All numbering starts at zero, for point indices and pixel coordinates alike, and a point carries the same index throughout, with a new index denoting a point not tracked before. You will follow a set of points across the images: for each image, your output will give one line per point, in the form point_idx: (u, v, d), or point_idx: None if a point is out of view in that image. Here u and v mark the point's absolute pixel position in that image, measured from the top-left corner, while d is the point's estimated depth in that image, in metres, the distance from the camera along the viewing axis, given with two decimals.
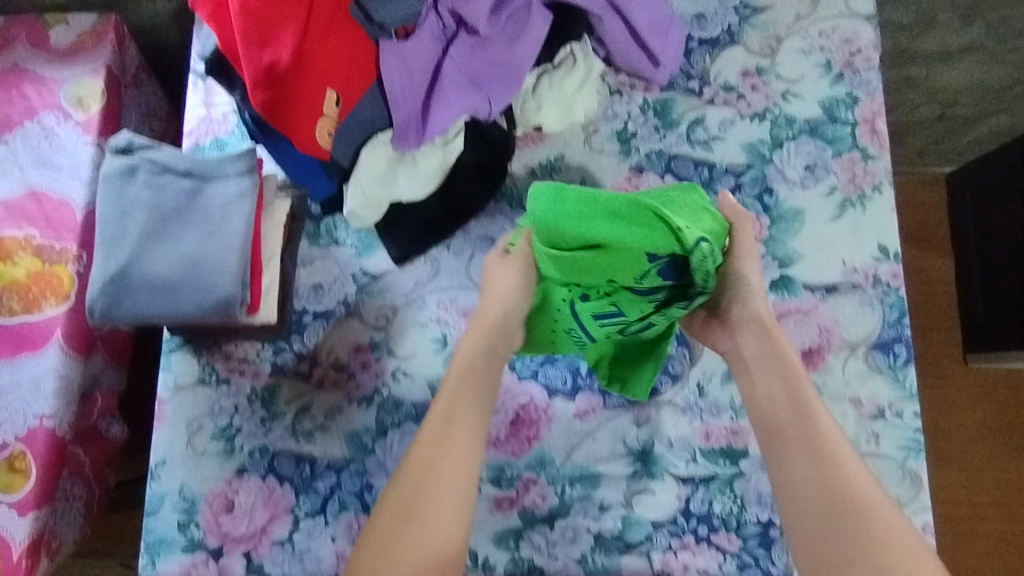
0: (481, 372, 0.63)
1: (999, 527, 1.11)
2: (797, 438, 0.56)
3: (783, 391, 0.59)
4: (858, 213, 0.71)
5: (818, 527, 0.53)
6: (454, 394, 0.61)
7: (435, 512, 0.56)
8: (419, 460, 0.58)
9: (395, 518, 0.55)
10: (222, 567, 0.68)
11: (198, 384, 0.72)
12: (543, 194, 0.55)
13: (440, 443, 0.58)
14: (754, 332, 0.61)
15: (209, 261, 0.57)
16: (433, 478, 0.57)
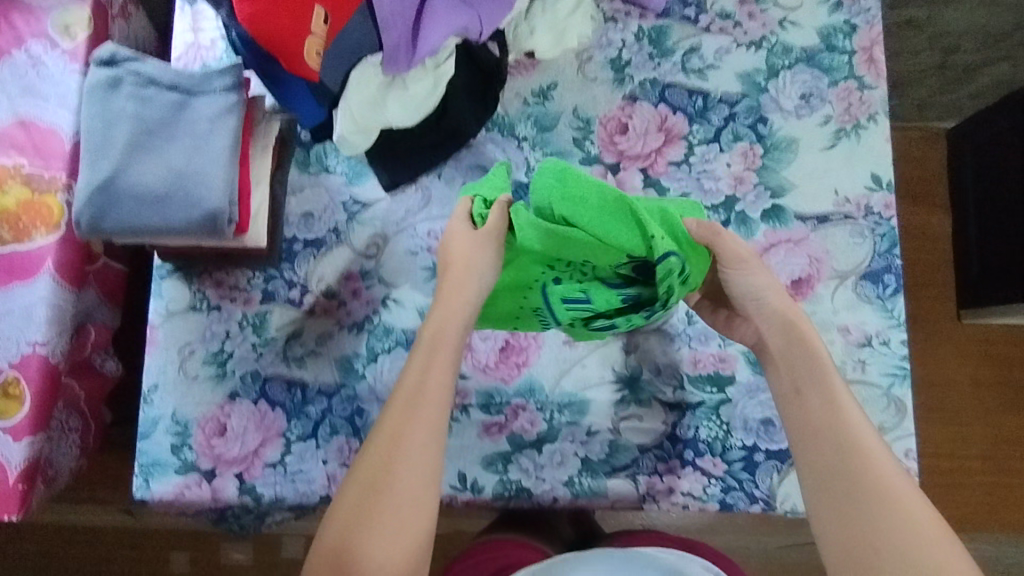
0: (454, 329, 0.59)
1: (985, 478, 1.12)
2: (825, 422, 0.55)
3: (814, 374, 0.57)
4: (853, 143, 0.71)
5: (831, 510, 0.52)
6: (428, 355, 0.58)
7: (401, 484, 0.54)
8: (389, 429, 0.56)
9: (369, 483, 0.54)
10: (215, 488, 0.69)
11: (189, 310, 0.72)
12: (550, 169, 0.56)
13: (411, 402, 0.56)
14: (778, 323, 0.59)
15: (194, 173, 0.57)
16: (404, 442, 0.55)
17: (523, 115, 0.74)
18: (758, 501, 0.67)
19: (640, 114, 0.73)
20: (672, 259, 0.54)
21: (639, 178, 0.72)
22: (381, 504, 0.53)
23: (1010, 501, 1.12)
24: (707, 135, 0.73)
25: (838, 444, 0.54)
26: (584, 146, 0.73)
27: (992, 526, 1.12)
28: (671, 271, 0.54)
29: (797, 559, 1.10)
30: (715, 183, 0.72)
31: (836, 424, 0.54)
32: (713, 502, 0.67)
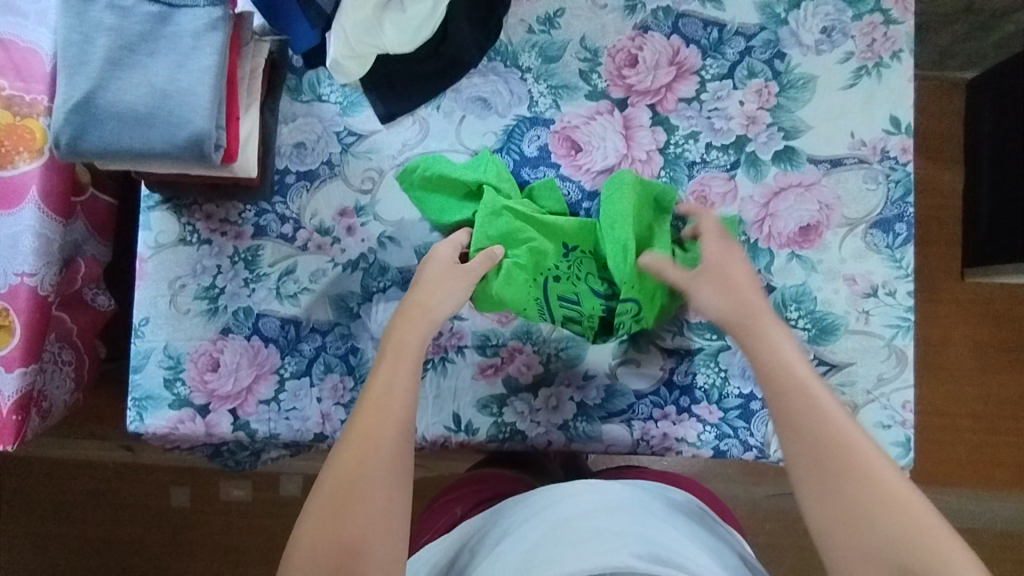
0: (418, 339, 0.60)
1: (975, 434, 1.13)
2: (806, 428, 0.52)
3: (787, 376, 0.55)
4: (873, 83, 0.68)
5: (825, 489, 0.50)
6: (394, 359, 0.59)
7: (376, 475, 0.53)
8: (364, 420, 0.55)
9: (339, 493, 0.52)
10: (210, 423, 0.68)
11: (179, 243, 0.70)
12: (617, 183, 0.63)
13: (378, 402, 0.57)
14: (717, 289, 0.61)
15: (179, 93, 0.54)
16: (376, 434, 0.55)
17: (527, 44, 0.70)
18: (752, 448, 0.66)
19: (651, 47, 0.69)
20: (631, 305, 0.62)
21: (647, 115, 0.69)
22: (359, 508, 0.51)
23: (998, 459, 1.13)
24: (722, 71, 0.69)
25: (821, 453, 0.51)
26: (590, 79, 0.69)
27: (978, 482, 1.13)
28: (625, 312, 0.62)
29: (783, 507, 1.12)
30: (726, 122, 0.68)
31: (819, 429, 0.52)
32: (707, 449, 0.67)
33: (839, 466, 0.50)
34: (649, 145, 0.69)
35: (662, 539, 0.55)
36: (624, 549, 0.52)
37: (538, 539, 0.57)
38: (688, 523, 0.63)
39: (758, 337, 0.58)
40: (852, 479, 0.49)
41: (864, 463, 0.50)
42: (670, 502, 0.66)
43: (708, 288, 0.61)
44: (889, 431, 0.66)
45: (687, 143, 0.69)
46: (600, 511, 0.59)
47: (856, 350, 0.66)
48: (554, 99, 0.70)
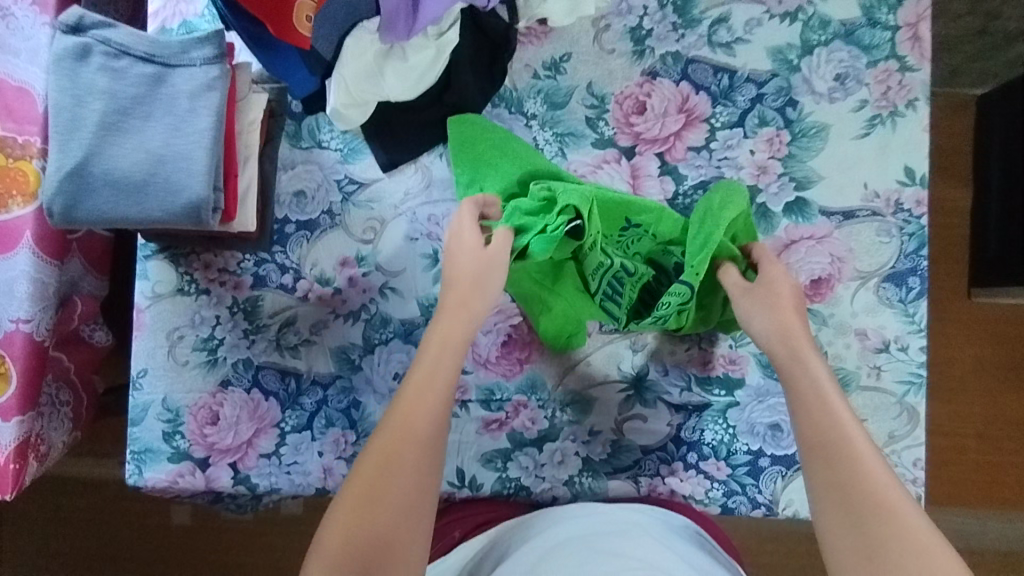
0: (464, 327, 0.57)
1: (982, 457, 1.11)
2: (836, 462, 0.49)
3: (817, 406, 0.51)
4: (887, 132, 0.66)
5: (848, 529, 0.46)
6: (437, 350, 0.56)
7: (412, 466, 0.51)
8: (403, 413, 0.53)
9: (371, 487, 0.50)
10: (210, 477, 0.67)
11: (176, 293, 0.69)
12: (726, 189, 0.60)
13: (419, 389, 0.54)
14: (765, 312, 0.57)
15: (175, 157, 0.53)
16: (414, 429, 0.52)
17: (532, 90, 0.68)
18: (760, 506, 0.66)
19: (659, 93, 0.67)
20: (683, 289, 0.57)
21: (655, 164, 0.67)
22: (388, 500, 0.49)
23: (1004, 480, 1.12)
24: (731, 119, 0.67)
25: (846, 488, 0.47)
26: (597, 127, 0.68)
27: (983, 504, 1.12)
28: (676, 295, 0.58)
29: (786, 529, 1.11)
30: (736, 172, 0.67)
31: (842, 463, 0.48)
32: (714, 506, 0.66)
33: (863, 508, 0.46)
34: (657, 195, 0.67)
35: (663, 564, 0.53)
36: (623, 573, 0.50)
37: (532, 567, 0.55)
38: (693, 548, 0.60)
39: (794, 358, 0.55)
40: (873, 529, 0.45)
41: (885, 510, 0.46)
42: (671, 525, 0.62)
43: (754, 309, 0.57)
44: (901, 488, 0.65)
45: (696, 193, 0.67)
46: (599, 535, 0.57)
47: (867, 405, 0.65)
48: (560, 147, 0.68)
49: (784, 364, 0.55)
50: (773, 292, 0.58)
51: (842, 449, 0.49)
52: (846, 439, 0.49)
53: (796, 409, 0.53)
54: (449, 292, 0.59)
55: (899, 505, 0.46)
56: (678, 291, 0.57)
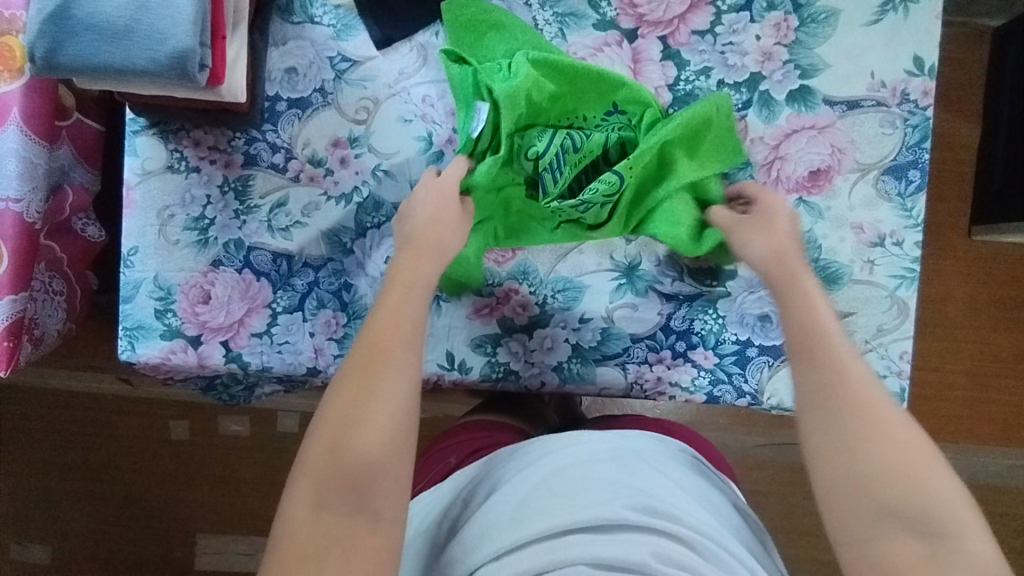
0: (424, 275, 0.57)
1: (968, 392, 1.12)
2: (832, 374, 0.50)
3: (819, 334, 0.52)
4: (899, 19, 0.64)
5: (840, 431, 0.47)
6: (400, 294, 0.56)
7: (389, 390, 0.50)
8: (373, 340, 0.52)
9: (350, 409, 0.49)
10: (202, 355, 0.68)
11: (167, 171, 0.68)
12: (722, 99, 0.61)
13: (389, 319, 0.54)
14: (758, 234, 0.58)
15: (161, 5, 0.51)
16: (388, 357, 0.52)
17: None
18: (745, 395, 0.66)
19: None
20: (612, 180, 0.58)
21: (658, 48, 0.65)
22: (371, 427, 0.49)
23: (987, 414, 1.13)
24: (738, 2, 0.65)
25: (831, 398, 0.49)
26: (599, 7, 0.65)
27: (966, 439, 1.13)
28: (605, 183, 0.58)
29: (772, 456, 1.12)
30: (741, 58, 0.65)
31: (836, 377, 0.50)
32: (700, 394, 0.67)
33: (859, 416, 0.47)
34: (658, 81, 0.65)
35: (659, 493, 0.55)
36: (616, 501, 0.53)
37: (531, 495, 0.57)
38: (683, 472, 0.62)
39: (789, 281, 0.56)
40: (857, 432, 0.47)
41: (868, 413, 0.47)
42: (666, 451, 0.65)
43: (749, 235, 0.59)
44: (884, 380, 0.65)
45: (698, 80, 0.65)
46: (592, 463, 0.59)
47: (858, 299, 0.65)
48: (560, 28, 0.66)
49: (775, 286, 0.56)
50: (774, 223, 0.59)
51: (839, 368, 0.50)
52: (832, 355, 0.51)
53: (789, 329, 0.54)
54: (418, 232, 0.59)
55: (881, 407, 0.48)
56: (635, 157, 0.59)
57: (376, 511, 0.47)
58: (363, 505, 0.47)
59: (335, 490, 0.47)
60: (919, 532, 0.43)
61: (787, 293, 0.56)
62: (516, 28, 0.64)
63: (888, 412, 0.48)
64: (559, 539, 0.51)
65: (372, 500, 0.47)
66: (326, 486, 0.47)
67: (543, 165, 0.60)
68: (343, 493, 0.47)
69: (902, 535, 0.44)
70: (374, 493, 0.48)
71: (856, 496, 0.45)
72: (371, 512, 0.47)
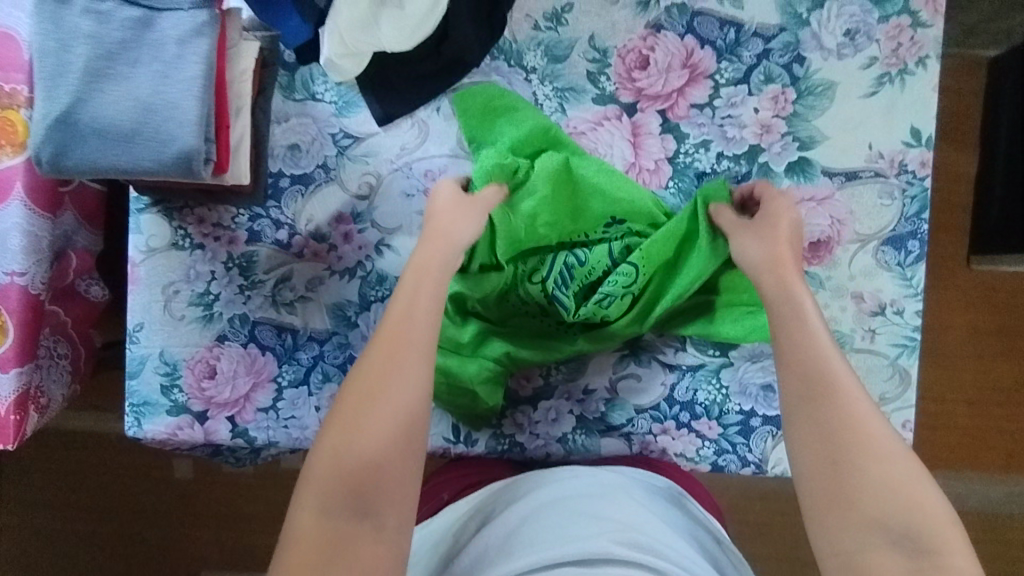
0: (438, 265, 0.56)
1: (969, 421, 1.08)
2: (818, 396, 0.49)
3: (809, 352, 0.51)
4: (896, 90, 0.64)
5: (823, 460, 0.47)
6: (411, 294, 0.55)
7: (396, 394, 0.50)
8: (384, 348, 0.52)
9: (357, 411, 0.50)
10: (208, 430, 0.68)
11: (171, 248, 0.68)
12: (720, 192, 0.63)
13: (397, 329, 0.53)
14: (757, 242, 0.58)
15: (165, 106, 0.51)
16: (399, 360, 0.51)
17: (533, 42, 0.66)
18: (750, 464, 0.67)
19: (663, 47, 0.66)
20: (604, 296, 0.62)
21: (657, 122, 0.66)
22: (379, 434, 0.49)
23: (989, 442, 1.08)
24: (736, 76, 0.65)
25: (821, 418, 0.49)
26: (598, 82, 0.66)
27: (969, 468, 1.08)
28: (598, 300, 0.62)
29: None
30: (739, 131, 0.66)
31: (823, 400, 0.49)
32: (705, 463, 0.67)
33: (844, 442, 0.47)
34: (658, 154, 0.66)
35: (644, 528, 0.51)
36: (603, 536, 0.48)
37: (515, 531, 0.53)
38: (669, 511, 0.58)
39: (781, 293, 0.55)
40: (852, 450, 0.47)
41: (862, 432, 0.47)
42: (652, 488, 0.61)
43: (749, 240, 0.58)
44: None
45: (698, 152, 0.66)
46: (577, 497, 0.56)
47: (860, 368, 0.66)
48: (559, 102, 0.67)
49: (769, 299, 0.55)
50: (775, 237, 0.58)
51: (829, 390, 0.49)
52: (829, 374, 0.50)
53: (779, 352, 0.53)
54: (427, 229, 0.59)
55: (870, 425, 0.48)
56: (631, 274, 0.61)
57: (379, 516, 0.47)
58: (367, 511, 0.47)
59: (341, 495, 0.47)
60: (901, 545, 0.44)
61: (778, 305, 0.55)
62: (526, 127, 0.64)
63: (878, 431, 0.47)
64: (547, 570, 0.46)
65: (377, 504, 0.47)
66: (333, 490, 0.47)
67: (550, 287, 0.64)
68: (347, 499, 0.47)
69: (885, 549, 0.44)
70: (380, 496, 0.47)
71: (844, 513, 0.46)
72: (375, 519, 0.47)
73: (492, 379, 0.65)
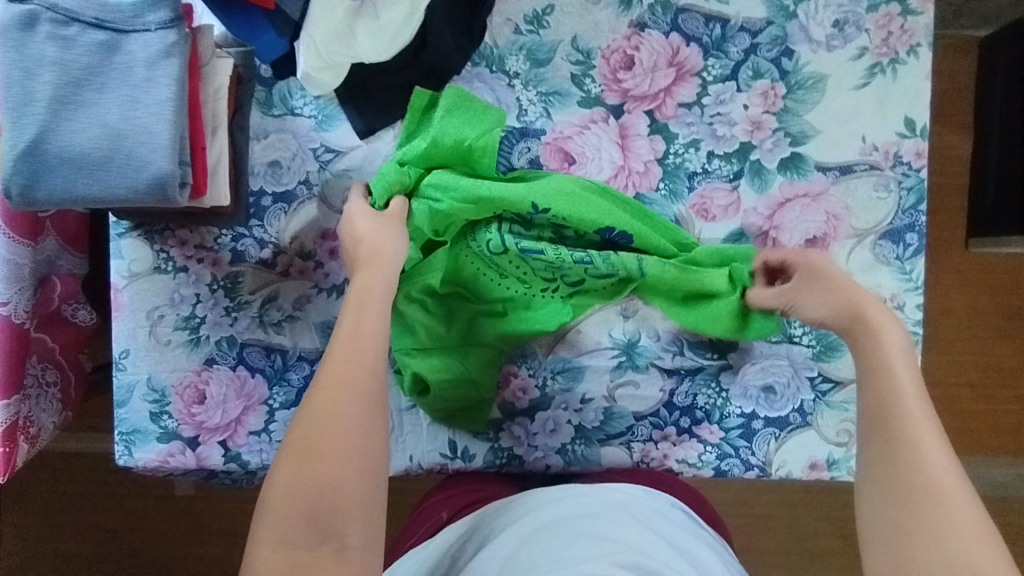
0: (380, 283, 0.53)
1: (976, 406, 1.01)
2: (893, 444, 0.44)
3: (892, 397, 0.46)
4: (888, 81, 0.63)
5: (887, 513, 0.42)
6: (357, 310, 0.51)
7: (350, 414, 0.45)
8: (334, 367, 0.47)
9: (310, 433, 0.45)
10: (200, 456, 0.67)
11: (154, 272, 0.67)
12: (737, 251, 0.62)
13: (348, 346, 0.48)
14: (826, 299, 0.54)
15: (137, 131, 0.50)
16: (349, 381, 0.47)
17: (514, 46, 0.65)
18: (753, 467, 0.66)
19: (648, 46, 0.64)
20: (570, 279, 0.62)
21: (645, 123, 0.64)
22: (333, 457, 0.44)
23: (995, 426, 1.02)
24: (724, 72, 0.64)
25: (885, 449, 0.44)
26: (583, 84, 0.65)
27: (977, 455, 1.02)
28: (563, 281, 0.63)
29: None
30: (729, 128, 0.64)
31: (897, 448, 0.44)
32: (707, 469, 0.66)
33: (909, 496, 0.41)
34: (647, 155, 0.64)
35: (644, 548, 0.50)
36: (604, 558, 0.47)
37: (516, 551, 0.52)
38: (673, 528, 0.57)
39: (876, 343, 0.49)
40: (919, 505, 0.41)
41: (930, 482, 0.41)
42: (655, 505, 0.60)
43: (816, 299, 0.55)
44: None
45: (687, 152, 0.64)
46: (576, 518, 0.54)
47: None
48: (544, 107, 0.65)
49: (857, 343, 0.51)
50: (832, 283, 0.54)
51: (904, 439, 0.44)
52: (900, 407, 0.45)
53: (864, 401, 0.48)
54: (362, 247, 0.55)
55: (949, 487, 0.41)
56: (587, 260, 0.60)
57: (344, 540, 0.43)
58: (327, 534, 0.43)
59: (299, 522, 0.42)
60: None
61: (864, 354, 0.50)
62: (433, 129, 0.60)
63: (958, 493, 0.40)
64: None
65: (337, 525, 0.43)
66: (291, 519, 0.43)
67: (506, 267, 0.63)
68: (306, 525, 0.42)
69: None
70: (341, 515, 0.43)
71: (895, 554, 0.40)
72: (337, 540, 0.43)
73: (489, 362, 0.65)
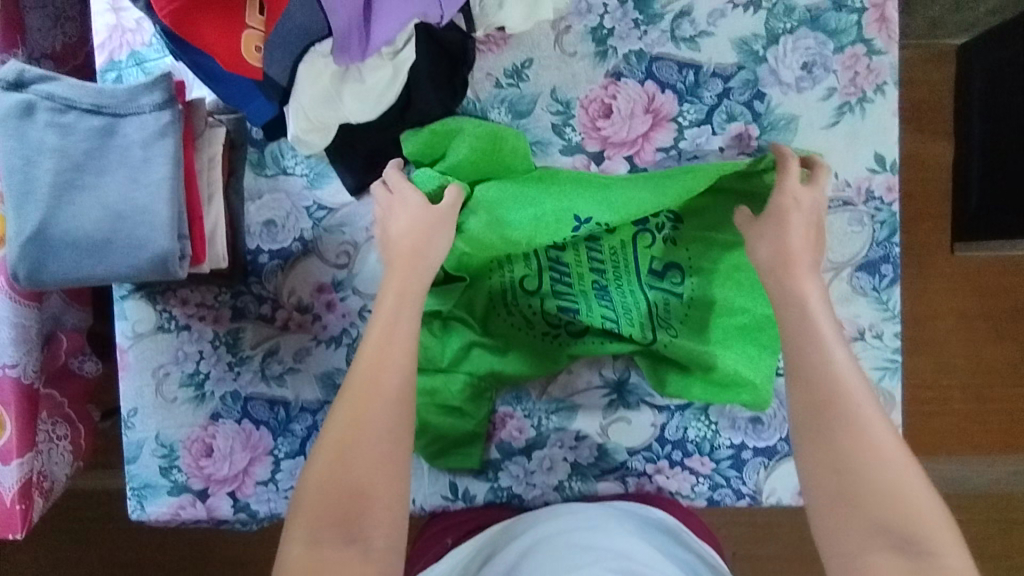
0: (418, 282, 0.56)
1: (966, 407, 1.03)
2: (827, 396, 0.48)
3: (811, 351, 0.50)
4: (857, 118, 0.65)
5: (836, 463, 0.46)
6: (392, 316, 0.54)
7: (368, 436, 0.49)
8: (359, 386, 0.51)
9: (343, 442, 0.49)
10: (211, 507, 0.69)
11: (157, 331, 0.69)
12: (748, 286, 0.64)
13: (375, 359, 0.51)
14: (766, 235, 0.55)
15: (136, 210, 0.52)
16: (376, 391, 0.50)
17: (496, 99, 0.67)
18: (744, 496, 0.68)
19: (625, 95, 0.66)
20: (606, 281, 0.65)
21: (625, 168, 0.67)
22: (361, 463, 0.48)
23: (987, 425, 1.03)
24: (699, 116, 0.66)
25: (822, 414, 0.48)
26: (564, 134, 0.67)
27: (966, 453, 1.04)
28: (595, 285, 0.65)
29: None
30: None
31: (829, 401, 0.48)
32: (701, 499, 0.68)
33: (843, 446, 0.47)
34: None
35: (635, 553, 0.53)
36: (597, 563, 0.50)
37: (517, 562, 0.55)
38: (664, 539, 0.60)
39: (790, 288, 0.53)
40: (857, 454, 0.46)
41: (860, 428, 0.47)
42: (647, 516, 0.62)
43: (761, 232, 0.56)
44: None
45: None
46: (573, 531, 0.57)
47: None
48: None
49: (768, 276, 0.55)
50: (784, 225, 0.55)
51: (839, 398, 0.48)
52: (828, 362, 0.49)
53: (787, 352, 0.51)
54: (396, 249, 0.57)
55: (879, 433, 0.47)
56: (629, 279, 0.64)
57: (366, 540, 0.47)
58: (353, 535, 0.47)
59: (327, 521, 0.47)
60: (904, 549, 0.44)
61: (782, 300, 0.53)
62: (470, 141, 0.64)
63: (888, 440, 0.46)
64: None
65: (361, 525, 0.47)
66: (320, 520, 0.47)
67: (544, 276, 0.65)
68: (332, 525, 0.47)
69: (887, 554, 0.44)
70: (360, 525, 0.47)
71: (838, 495, 0.46)
72: (362, 543, 0.47)
73: (473, 394, 0.67)
